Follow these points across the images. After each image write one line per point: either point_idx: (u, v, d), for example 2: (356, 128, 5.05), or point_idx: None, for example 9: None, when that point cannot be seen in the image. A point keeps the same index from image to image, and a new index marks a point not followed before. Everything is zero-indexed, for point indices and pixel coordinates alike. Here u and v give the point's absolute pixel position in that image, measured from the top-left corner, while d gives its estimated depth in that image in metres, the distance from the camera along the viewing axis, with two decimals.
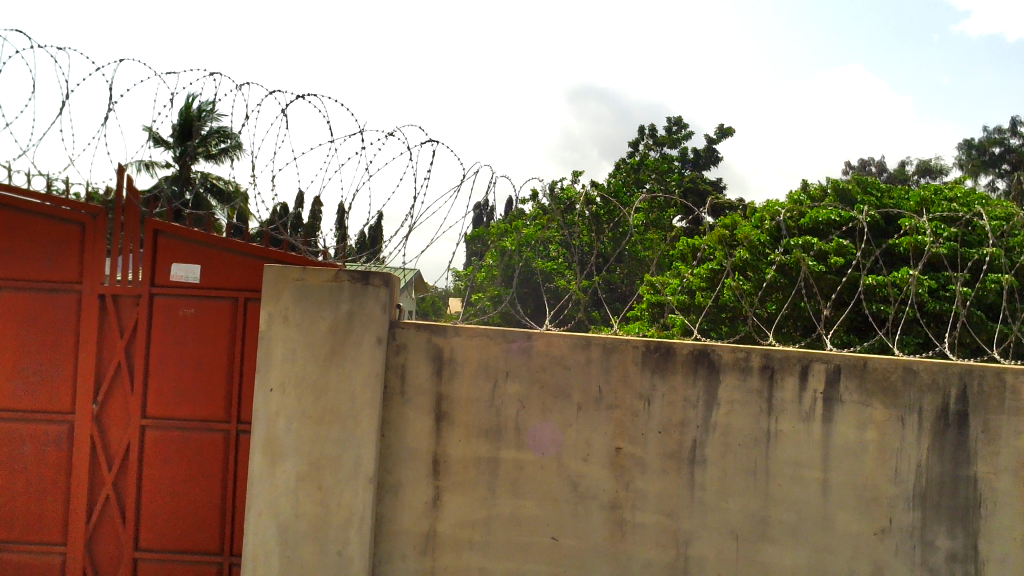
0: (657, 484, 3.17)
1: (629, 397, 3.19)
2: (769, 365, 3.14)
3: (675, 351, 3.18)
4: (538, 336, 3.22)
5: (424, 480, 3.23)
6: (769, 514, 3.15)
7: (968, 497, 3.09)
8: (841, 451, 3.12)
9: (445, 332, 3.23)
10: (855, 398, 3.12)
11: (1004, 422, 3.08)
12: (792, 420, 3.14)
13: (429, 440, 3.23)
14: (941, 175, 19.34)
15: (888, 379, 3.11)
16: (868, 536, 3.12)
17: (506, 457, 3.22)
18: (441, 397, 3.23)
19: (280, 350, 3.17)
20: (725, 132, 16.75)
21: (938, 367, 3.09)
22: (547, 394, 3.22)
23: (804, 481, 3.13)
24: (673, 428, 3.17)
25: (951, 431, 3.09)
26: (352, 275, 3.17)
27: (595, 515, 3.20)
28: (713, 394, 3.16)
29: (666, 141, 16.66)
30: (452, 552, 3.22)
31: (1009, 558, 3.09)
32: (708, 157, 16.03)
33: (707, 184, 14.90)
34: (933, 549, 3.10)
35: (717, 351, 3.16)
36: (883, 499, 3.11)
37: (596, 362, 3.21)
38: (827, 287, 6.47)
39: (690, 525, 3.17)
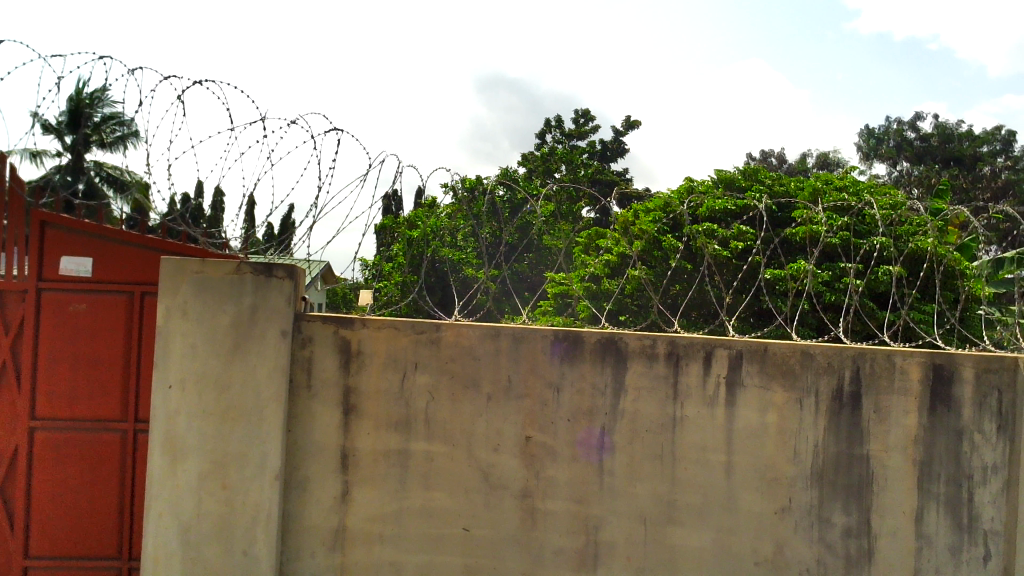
0: (567, 472, 3.21)
1: (538, 386, 3.21)
2: (674, 351, 3.21)
3: (583, 339, 3.20)
4: (447, 327, 3.20)
5: (333, 474, 3.18)
6: (675, 497, 3.22)
7: (861, 475, 3.22)
8: (744, 434, 3.22)
9: (352, 325, 3.18)
10: (757, 382, 3.22)
11: (894, 402, 3.22)
12: (697, 405, 3.21)
13: (337, 434, 3.18)
14: (840, 167, 20.07)
15: (787, 363, 3.22)
16: (769, 516, 3.22)
17: (416, 449, 3.20)
18: (349, 389, 3.18)
19: (179, 346, 3.05)
20: (631, 123, 16.90)
21: (833, 351, 3.21)
22: (457, 385, 3.20)
23: (709, 465, 3.22)
24: (582, 416, 3.21)
25: (846, 411, 3.22)
26: (254, 268, 3.08)
27: (505, 505, 3.20)
28: (621, 381, 3.21)
29: (574, 133, 16.79)
30: (363, 547, 3.18)
31: (900, 533, 3.22)
32: (615, 149, 16.24)
33: (614, 174, 15.05)
34: (829, 526, 3.21)
35: (623, 339, 3.21)
36: (782, 479, 3.22)
37: (505, 351, 3.21)
38: (729, 274, 6.59)
39: (600, 511, 3.21)
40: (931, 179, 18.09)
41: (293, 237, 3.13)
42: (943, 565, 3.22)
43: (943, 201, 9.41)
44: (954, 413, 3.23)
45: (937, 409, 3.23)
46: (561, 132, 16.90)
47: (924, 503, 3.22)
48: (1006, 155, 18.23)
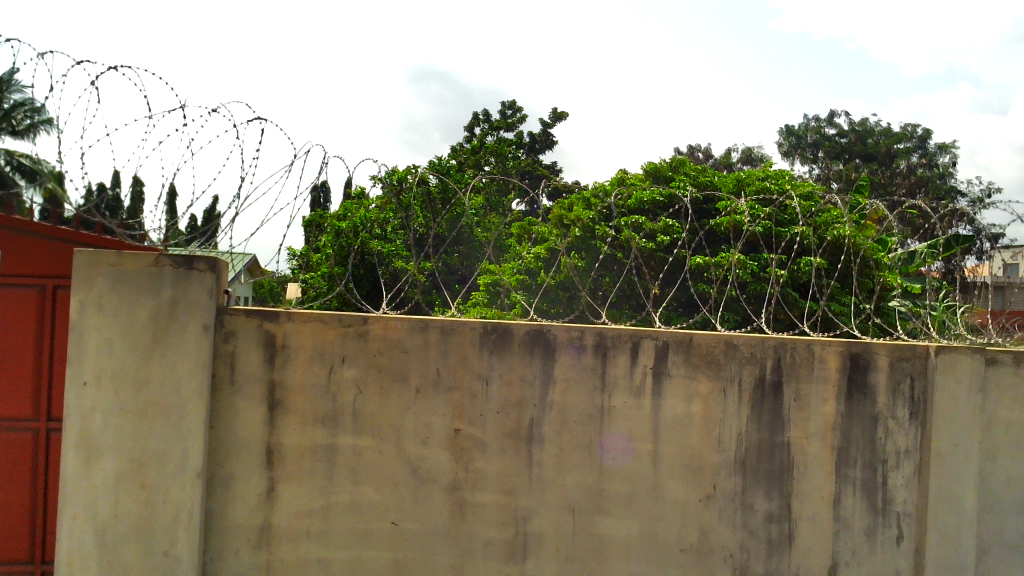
0: (496, 464, 3.21)
1: (468, 378, 3.20)
2: (602, 343, 3.23)
3: (512, 331, 3.20)
4: (375, 320, 3.16)
5: (257, 471, 3.11)
6: (604, 487, 3.25)
7: (782, 462, 3.31)
8: (669, 423, 3.27)
9: (277, 318, 3.12)
10: (682, 372, 3.27)
11: (813, 390, 3.32)
12: (624, 396, 3.25)
13: (262, 429, 3.12)
14: (762, 162, 20.51)
15: (711, 354, 3.28)
16: (694, 504, 3.28)
17: (343, 444, 3.16)
18: (274, 384, 3.12)
19: (94, 341, 2.95)
20: (559, 116, 16.95)
21: (756, 341, 3.29)
22: (385, 378, 3.17)
23: (635, 454, 3.26)
24: (511, 408, 3.22)
25: (767, 400, 3.30)
26: (173, 261, 2.98)
27: (434, 498, 3.19)
28: (549, 373, 3.23)
29: (501, 124, 16.80)
30: (289, 544, 3.13)
31: (819, 518, 3.32)
32: (544, 141, 16.29)
33: (544, 166, 15.09)
34: (752, 512, 3.29)
35: (552, 331, 3.22)
36: (707, 467, 3.28)
37: (434, 344, 3.19)
38: (655, 264, 6.55)
39: (529, 502, 3.22)
40: (849, 174, 18.65)
41: (215, 229, 3.05)
42: (859, 547, 3.33)
43: (863, 193, 9.67)
44: (869, 400, 3.34)
45: (854, 396, 3.34)
46: (488, 124, 16.89)
47: (842, 488, 3.33)
48: (920, 153, 18.85)
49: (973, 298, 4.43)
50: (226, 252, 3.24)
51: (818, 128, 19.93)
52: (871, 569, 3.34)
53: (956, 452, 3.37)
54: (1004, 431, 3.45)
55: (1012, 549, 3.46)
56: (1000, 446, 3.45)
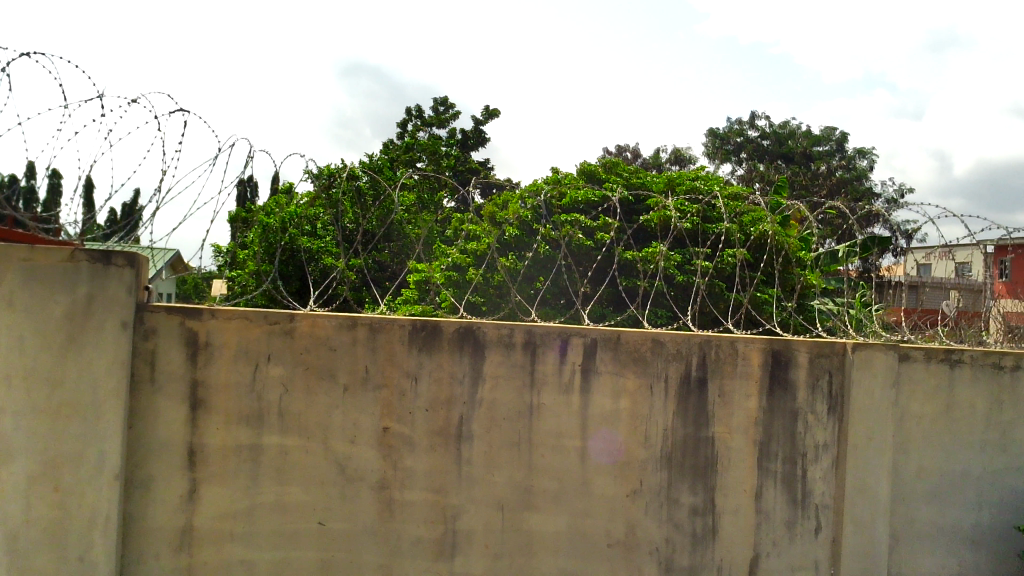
0: (424, 462, 3.20)
1: (396, 375, 3.18)
2: (531, 340, 3.25)
3: (441, 329, 3.19)
4: (302, 317, 3.11)
5: (179, 471, 3.04)
6: (533, 483, 3.27)
7: (707, 456, 3.38)
8: (597, 419, 3.30)
9: (200, 316, 3.04)
10: (610, 369, 3.31)
11: (737, 386, 3.39)
12: (553, 392, 3.28)
13: (184, 429, 3.04)
14: (689, 162, 20.90)
15: (639, 350, 3.32)
16: (621, 498, 3.32)
17: (269, 443, 3.10)
18: (197, 383, 3.05)
19: (4, 339, 2.82)
20: (492, 113, 16.96)
21: (682, 339, 3.34)
22: (312, 376, 3.13)
23: (564, 451, 3.29)
24: (440, 405, 3.21)
25: (693, 395, 3.37)
26: (90, 256, 2.88)
27: (362, 497, 3.16)
28: (479, 370, 3.23)
29: (434, 120, 16.72)
30: (212, 547, 3.06)
31: (742, 510, 3.40)
32: (476, 138, 16.27)
33: (476, 163, 15.05)
34: (677, 505, 3.35)
35: (481, 329, 3.22)
36: (634, 462, 3.33)
37: (362, 342, 3.16)
38: (584, 262, 6.53)
39: (458, 499, 3.22)
40: (772, 175, 19.14)
41: (137, 224, 2.96)
42: (779, 538, 3.43)
43: (782, 193, 9.92)
44: (790, 395, 3.43)
45: (775, 392, 3.43)
46: (419, 120, 16.80)
47: (763, 481, 3.42)
48: (839, 155, 19.45)
49: (891, 298, 4.62)
50: (147, 248, 3.16)
51: (740, 128, 20.26)
52: (790, 559, 3.43)
53: (871, 445, 3.49)
54: (916, 424, 3.59)
55: (922, 537, 3.60)
56: (912, 439, 3.58)
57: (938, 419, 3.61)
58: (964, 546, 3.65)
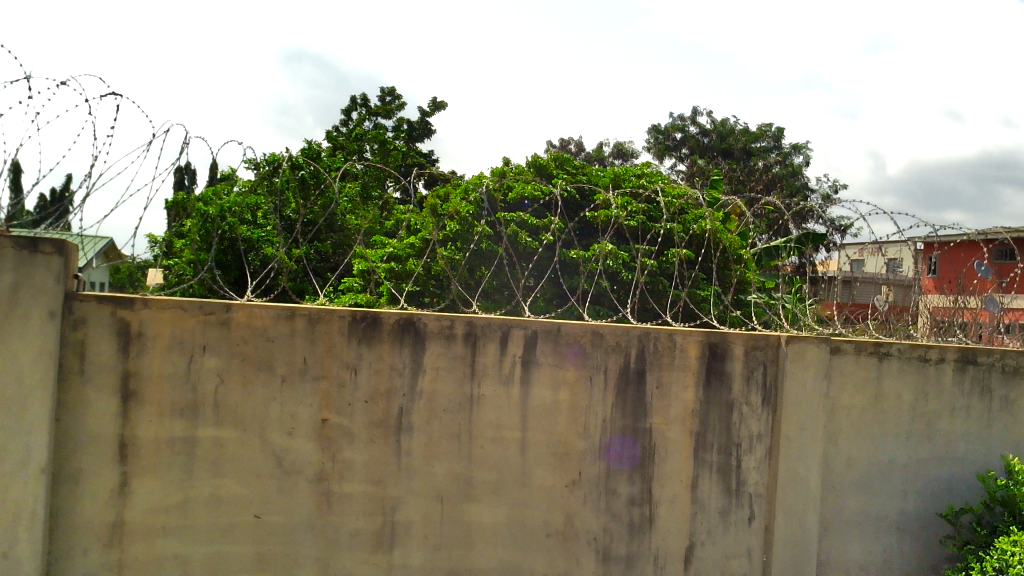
0: (363, 454, 3.18)
1: (335, 366, 3.15)
2: (472, 332, 3.25)
3: (382, 320, 3.17)
4: (239, 307, 3.06)
5: (110, 465, 2.97)
6: (472, 474, 3.28)
7: (645, 447, 3.43)
8: (537, 411, 3.32)
9: (133, 305, 2.97)
10: (550, 361, 3.33)
11: (674, 377, 3.45)
12: (493, 383, 3.28)
13: (115, 422, 2.97)
14: (632, 156, 21.08)
15: (578, 342, 3.35)
16: (560, 489, 3.35)
17: (204, 436, 3.05)
18: (129, 374, 2.98)
19: None
20: (438, 105, 16.85)
21: (621, 331, 3.38)
22: (249, 367, 3.08)
23: (504, 442, 3.30)
24: (380, 397, 3.19)
25: (631, 387, 3.41)
26: (16, 242, 2.78)
27: (299, 489, 3.13)
28: (419, 362, 3.22)
29: (380, 110, 16.55)
30: (143, 541, 3.00)
31: (678, 500, 3.46)
32: (422, 129, 16.16)
33: (420, 154, 14.95)
34: (615, 496, 3.40)
35: (422, 320, 3.21)
36: (573, 453, 3.36)
37: (301, 332, 3.12)
38: (526, 255, 6.50)
39: (397, 491, 3.21)
40: (711, 170, 19.43)
41: (66, 210, 2.88)
42: (713, 527, 3.50)
43: (719, 188, 10.09)
44: (726, 387, 3.50)
45: (712, 384, 3.49)
46: (365, 110, 16.62)
47: (699, 471, 3.48)
48: (777, 151, 19.83)
49: (826, 293, 4.71)
50: (77, 235, 3.06)
51: (682, 124, 20.51)
52: (724, 548, 3.51)
53: (803, 436, 3.58)
54: (846, 415, 3.69)
55: (850, 525, 3.71)
56: (841, 429, 3.69)
57: (867, 410, 3.72)
58: (890, 533, 3.77)
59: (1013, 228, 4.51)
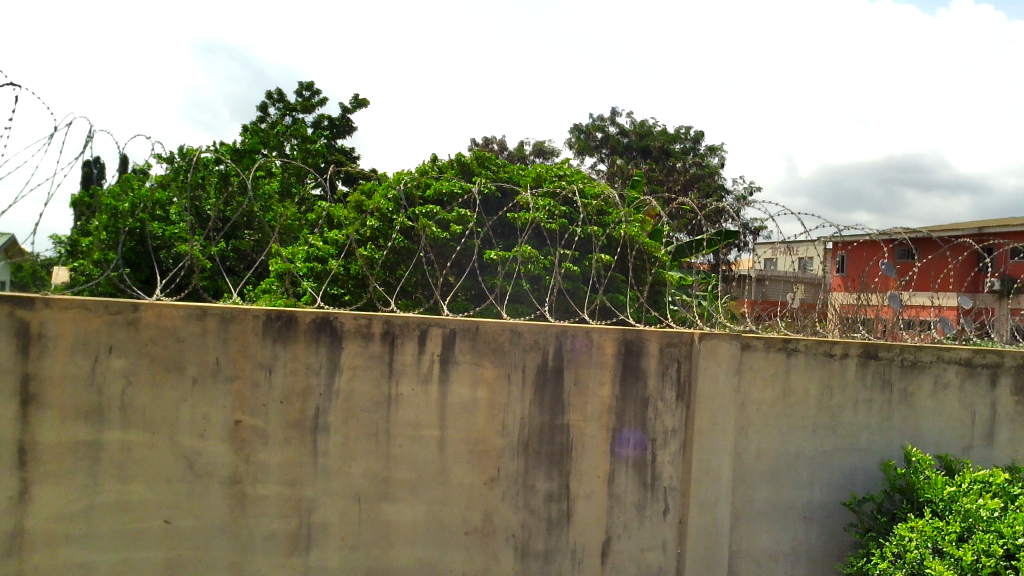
0: (278, 455, 3.13)
1: (249, 367, 3.09)
2: (390, 331, 3.23)
3: (297, 319, 3.12)
4: (147, 306, 2.97)
5: (8, 471, 2.85)
6: (390, 474, 3.26)
7: (562, 443, 3.47)
8: (455, 409, 3.33)
9: (33, 305, 2.85)
10: (468, 359, 3.34)
11: (591, 374, 3.50)
12: (411, 382, 3.27)
13: (13, 427, 2.85)
14: (553, 155, 21.23)
15: (496, 341, 3.36)
16: (478, 487, 3.36)
17: (110, 440, 2.95)
18: (28, 377, 2.86)
19: None
20: (358, 101, 16.65)
21: (539, 329, 3.41)
22: (158, 368, 3.00)
23: (421, 441, 3.29)
24: (295, 397, 3.14)
25: (548, 384, 3.45)
26: None
27: (212, 493, 3.06)
28: (335, 361, 3.18)
29: (298, 106, 16.26)
30: (45, 550, 2.89)
31: (594, 495, 3.51)
32: (341, 125, 15.94)
33: (339, 151, 14.75)
34: (533, 492, 3.43)
35: (339, 319, 3.17)
36: (491, 451, 3.37)
37: (213, 332, 3.05)
38: (445, 254, 6.46)
39: (313, 492, 3.17)
40: (630, 170, 19.73)
41: None
42: (629, 520, 3.57)
43: (636, 189, 10.28)
44: (641, 383, 3.57)
45: (627, 381, 3.56)
46: (282, 105, 16.29)
47: (615, 466, 3.55)
48: (694, 152, 20.29)
49: (738, 290, 4.83)
50: None
51: (602, 124, 20.79)
52: (640, 540, 3.58)
53: (715, 430, 3.67)
54: (756, 409, 3.80)
55: (760, 515, 3.83)
56: (752, 423, 3.80)
57: (776, 405, 3.84)
58: (798, 522, 3.90)
59: (911, 229, 4.71)
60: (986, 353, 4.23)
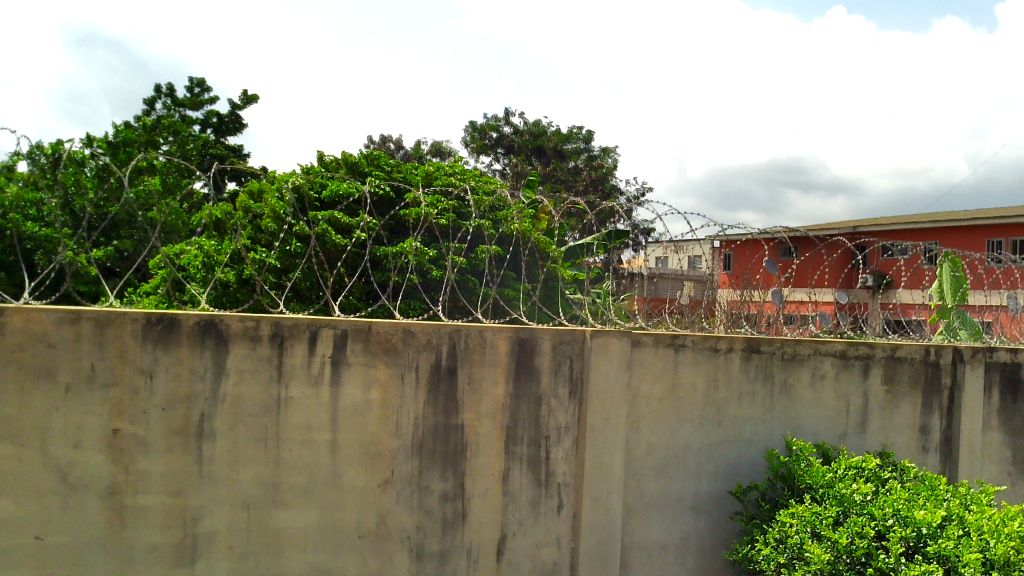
0: (160, 464, 3.01)
1: (128, 373, 2.96)
2: (278, 332, 3.15)
3: (180, 322, 3.01)
4: (14, 311, 2.81)
5: None
6: (279, 479, 3.18)
7: (456, 443, 3.46)
8: (347, 411, 3.27)
9: None
10: (360, 360, 3.29)
11: (485, 373, 3.51)
12: (302, 385, 3.20)
13: None
14: (450, 155, 21.20)
15: (389, 341, 3.33)
16: (371, 489, 3.31)
17: None
18: None
19: None
20: (250, 98, 16.16)
21: (432, 329, 3.40)
22: (27, 377, 2.85)
23: (312, 444, 3.22)
24: (179, 403, 3.03)
25: (442, 384, 3.44)
26: None
27: (88, 505, 2.93)
28: (221, 365, 3.08)
29: (185, 101, 15.67)
30: None
31: (489, 493, 3.52)
32: (232, 122, 15.47)
33: (230, 149, 14.30)
34: (428, 493, 3.41)
35: (225, 321, 3.07)
36: (384, 453, 3.34)
37: (88, 337, 2.91)
38: (334, 255, 6.35)
39: (198, 501, 3.07)
40: (527, 170, 19.91)
41: None
42: (524, 517, 3.59)
43: (532, 189, 10.39)
44: (534, 380, 3.61)
45: (521, 378, 3.58)
46: (168, 100, 15.66)
47: (509, 464, 3.57)
48: (587, 152, 20.71)
49: (628, 288, 4.95)
50: None
51: (497, 124, 20.92)
52: (534, 537, 3.61)
53: (607, 426, 3.74)
54: (646, 405, 3.89)
55: (650, 507, 3.92)
56: (642, 418, 3.89)
57: (664, 399, 3.95)
58: (686, 512, 4.01)
59: (790, 227, 4.92)
60: (858, 346, 4.46)
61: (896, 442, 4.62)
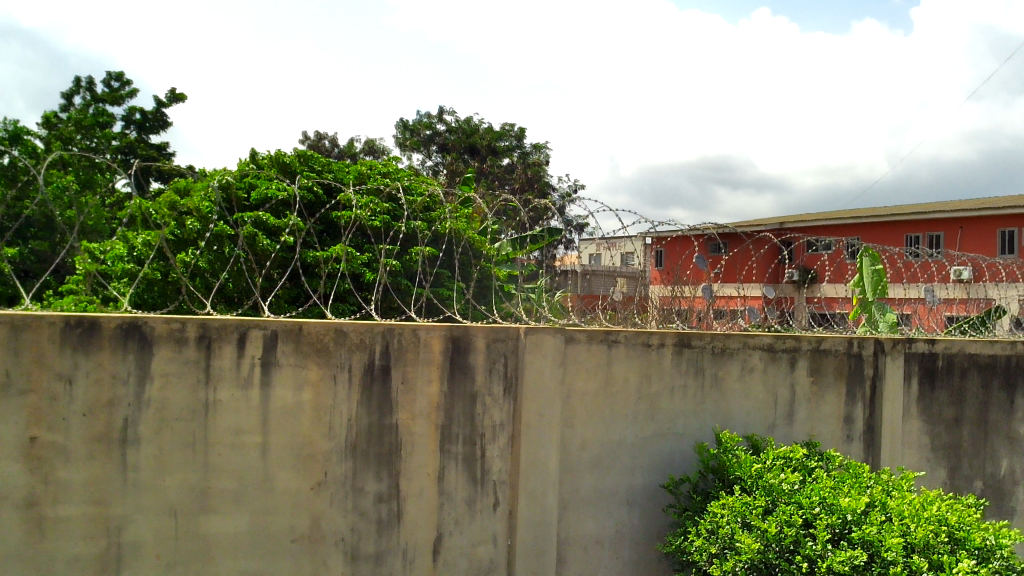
0: (81, 472, 2.92)
1: (46, 378, 2.86)
2: (206, 334, 3.07)
3: (101, 325, 2.92)
4: None
5: None
6: (208, 484, 3.10)
7: (391, 443, 3.43)
8: (278, 414, 3.21)
9: None
10: (291, 361, 3.23)
11: (419, 372, 3.48)
12: (230, 387, 3.13)
13: None
14: (383, 153, 21.02)
15: (321, 341, 3.28)
16: (304, 492, 3.26)
17: None
18: None
19: None
20: (176, 96, 15.75)
21: (364, 328, 3.36)
22: None
23: (242, 448, 3.15)
24: (101, 409, 2.94)
25: (375, 383, 3.40)
26: None
27: (5, 517, 2.83)
28: (145, 368, 2.99)
29: (106, 97, 15.17)
30: None
31: (425, 492, 3.50)
32: (156, 120, 15.04)
33: (155, 146, 13.90)
34: (362, 494, 3.37)
35: (149, 324, 2.99)
36: (317, 455, 3.28)
37: (2, 342, 2.80)
38: (263, 256, 6.24)
39: (123, 510, 2.98)
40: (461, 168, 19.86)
41: None
42: (460, 516, 3.58)
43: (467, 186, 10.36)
44: (468, 378, 3.60)
45: (455, 377, 3.57)
46: (88, 95, 15.14)
47: (444, 463, 3.55)
48: (520, 150, 20.75)
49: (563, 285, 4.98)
50: None
51: (431, 121, 20.82)
52: (470, 535, 3.60)
53: (542, 423, 3.75)
54: (580, 401, 3.92)
55: (585, 502, 3.95)
56: (576, 414, 3.91)
57: (598, 394, 3.98)
58: (621, 507, 4.05)
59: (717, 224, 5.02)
60: (785, 339, 4.57)
61: (822, 432, 4.75)
